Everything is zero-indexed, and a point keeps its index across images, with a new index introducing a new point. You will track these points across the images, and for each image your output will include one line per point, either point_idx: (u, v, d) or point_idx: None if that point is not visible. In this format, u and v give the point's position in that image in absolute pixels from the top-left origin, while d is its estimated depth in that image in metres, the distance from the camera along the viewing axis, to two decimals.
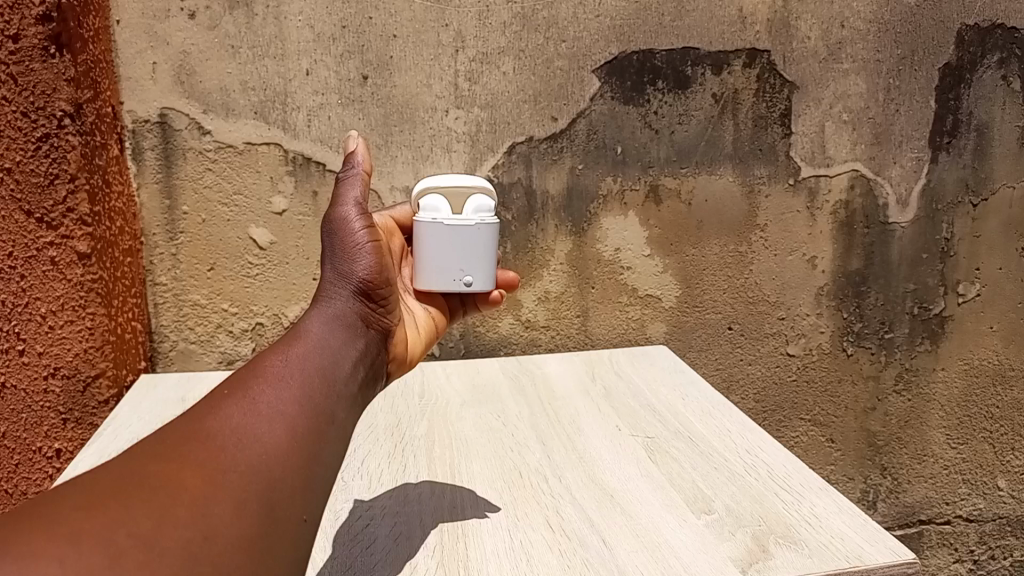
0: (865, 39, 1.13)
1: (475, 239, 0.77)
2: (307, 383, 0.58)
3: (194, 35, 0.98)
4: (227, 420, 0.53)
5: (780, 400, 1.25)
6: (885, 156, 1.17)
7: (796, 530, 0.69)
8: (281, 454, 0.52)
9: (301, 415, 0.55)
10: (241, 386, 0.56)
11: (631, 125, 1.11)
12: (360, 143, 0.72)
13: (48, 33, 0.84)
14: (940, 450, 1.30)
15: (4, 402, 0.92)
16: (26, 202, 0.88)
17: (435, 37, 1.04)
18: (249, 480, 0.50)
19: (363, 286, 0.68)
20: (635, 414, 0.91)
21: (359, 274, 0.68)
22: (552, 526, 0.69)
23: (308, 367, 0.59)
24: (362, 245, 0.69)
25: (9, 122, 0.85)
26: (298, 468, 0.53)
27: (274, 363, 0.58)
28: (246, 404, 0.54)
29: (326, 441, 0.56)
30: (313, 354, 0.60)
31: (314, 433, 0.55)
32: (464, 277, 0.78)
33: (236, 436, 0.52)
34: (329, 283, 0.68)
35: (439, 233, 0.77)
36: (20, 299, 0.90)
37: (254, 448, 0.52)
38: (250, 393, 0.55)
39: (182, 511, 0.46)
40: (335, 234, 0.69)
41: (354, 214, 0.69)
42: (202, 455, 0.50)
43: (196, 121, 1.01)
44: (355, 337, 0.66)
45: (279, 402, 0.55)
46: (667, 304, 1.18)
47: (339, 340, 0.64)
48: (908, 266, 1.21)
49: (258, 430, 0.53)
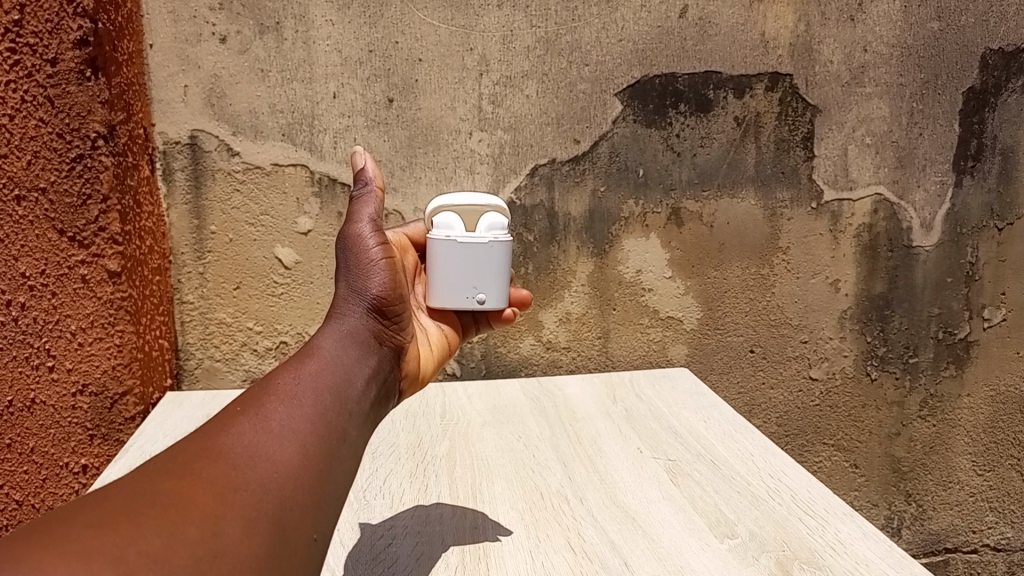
0: (888, 63, 1.13)
1: (488, 256, 0.78)
2: (319, 401, 0.58)
3: (225, 59, 1.00)
4: (238, 437, 0.53)
5: (803, 424, 1.24)
6: (909, 180, 1.16)
7: (821, 556, 0.68)
8: (293, 473, 0.53)
9: (312, 433, 0.56)
10: (253, 402, 0.56)
11: (653, 148, 1.11)
12: (368, 159, 0.73)
13: (84, 57, 0.87)
14: (966, 477, 1.28)
15: (33, 418, 0.94)
16: (59, 221, 0.90)
17: (459, 61, 1.05)
18: (260, 497, 0.50)
19: (375, 304, 0.69)
20: (656, 436, 0.91)
21: (373, 292, 0.69)
22: (574, 548, 0.69)
23: (320, 384, 0.60)
24: (375, 263, 0.70)
25: (44, 144, 0.87)
26: (309, 487, 0.53)
27: (287, 380, 0.59)
28: (259, 421, 0.55)
29: (337, 460, 0.56)
30: (325, 371, 0.61)
31: (325, 451, 0.56)
32: (477, 294, 0.78)
33: (247, 454, 0.52)
34: (343, 301, 0.69)
35: (452, 250, 0.78)
36: (51, 316, 0.92)
37: (266, 466, 0.52)
38: (263, 410, 0.56)
39: (192, 528, 0.46)
40: (348, 251, 0.70)
41: (368, 232, 0.70)
42: (212, 473, 0.50)
43: (225, 142, 1.03)
44: (368, 354, 0.66)
45: (291, 419, 0.56)
46: (689, 327, 1.18)
47: (352, 357, 0.64)
48: (932, 290, 1.21)
49: (270, 447, 0.53)
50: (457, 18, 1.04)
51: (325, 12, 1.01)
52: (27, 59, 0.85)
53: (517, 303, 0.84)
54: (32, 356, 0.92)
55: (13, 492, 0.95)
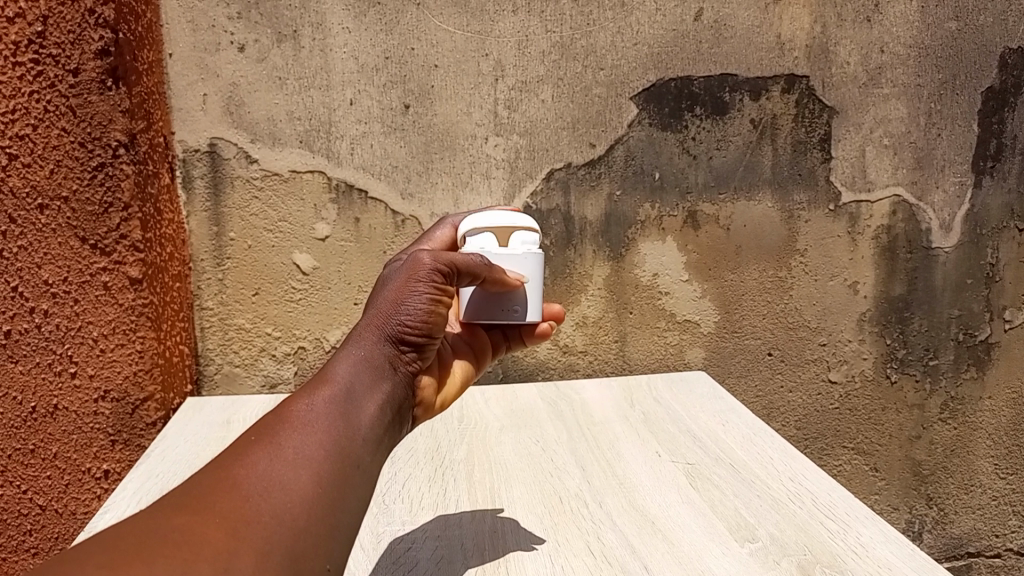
0: (905, 64, 1.12)
1: (522, 268, 0.78)
2: (333, 430, 0.58)
3: (243, 68, 1.01)
4: (252, 467, 0.54)
5: (822, 428, 1.23)
6: (928, 181, 1.16)
7: (843, 560, 0.68)
8: (307, 501, 0.53)
9: (326, 461, 0.56)
10: (267, 431, 0.57)
11: (668, 151, 1.11)
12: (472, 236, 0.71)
13: (105, 67, 0.88)
14: (988, 481, 1.27)
15: (56, 424, 0.95)
16: (80, 229, 0.91)
17: (475, 66, 1.06)
18: (275, 529, 0.51)
19: (402, 331, 0.67)
20: (675, 440, 0.91)
21: (402, 319, 0.66)
22: (594, 552, 0.69)
23: (336, 411, 0.60)
24: (414, 291, 0.67)
25: (67, 152, 0.89)
26: (322, 514, 0.54)
27: (301, 408, 0.59)
28: (273, 450, 0.55)
29: (352, 486, 0.57)
30: (340, 397, 0.61)
31: (339, 478, 0.56)
32: (514, 307, 0.77)
33: (262, 484, 0.53)
34: (370, 321, 0.67)
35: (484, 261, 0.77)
36: (74, 323, 0.93)
37: (280, 496, 0.53)
38: (276, 438, 0.56)
39: (204, 565, 0.47)
40: (398, 279, 0.68)
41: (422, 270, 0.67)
42: (227, 506, 0.51)
43: (243, 150, 1.04)
44: (383, 379, 0.65)
45: (306, 446, 0.56)
46: (706, 330, 1.17)
47: (367, 384, 0.63)
48: (952, 292, 1.20)
49: (283, 477, 0.54)
50: (473, 24, 1.05)
51: (341, 19, 1.02)
52: (50, 68, 0.87)
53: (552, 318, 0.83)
54: (55, 362, 0.93)
55: (36, 497, 0.96)
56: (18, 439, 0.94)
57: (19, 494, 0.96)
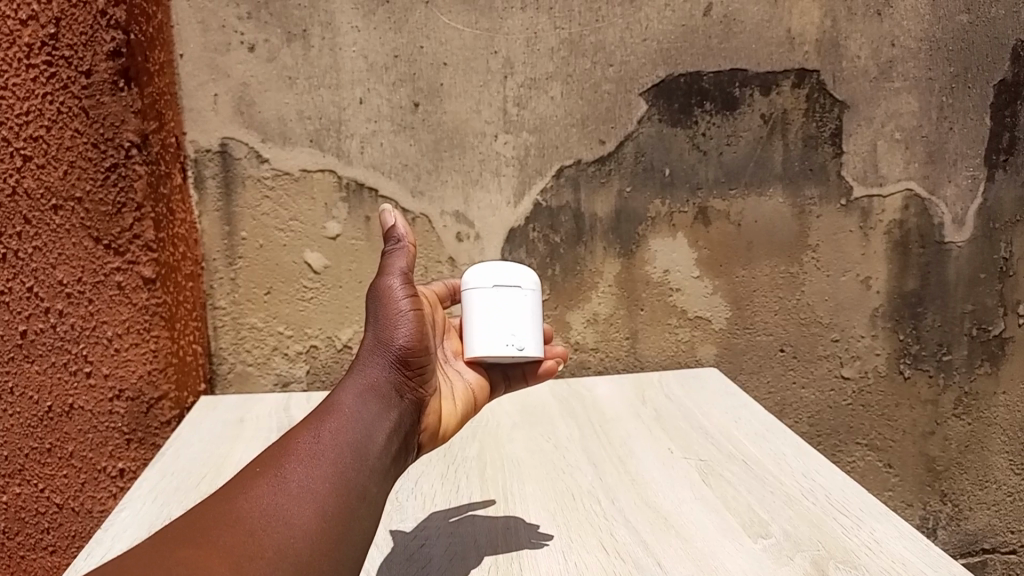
0: (916, 57, 1.12)
1: (522, 306, 0.77)
2: (338, 462, 0.59)
3: (254, 67, 1.02)
4: (257, 501, 0.55)
5: (835, 424, 1.22)
6: (940, 175, 1.15)
7: (857, 555, 0.68)
8: (310, 534, 0.54)
9: (330, 495, 0.57)
10: (274, 463, 0.59)
11: (678, 147, 1.11)
12: (397, 216, 0.71)
13: (117, 68, 0.88)
14: (1003, 476, 1.26)
15: (71, 423, 0.95)
16: (94, 229, 0.91)
17: (484, 64, 1.06)
18: (275, 562, 0.52)
19: (401, 354, 0.66)
20: (686, 436, 0.91)
21: (398, 343, 0.66)
22: (607, 548, 0.69)
23: (342, 442, 0.60)
24: (403, 313, 0.67)
25: (80, 153, 0.89)
26: (326, 547, 0.55)
27: (306, 440, 0.60)
28: (277, 483, 0.57)
29: (357, 517, 0.58)
30: (345, 429, 0.61)
31: (344, 511, 0.57)
32: (517, 343, 0.75)
33: (265, 517, 0.54)
34: (367, 351, 0.67)
35: (491, 299, 0.76)
36: (89, 323, 0.93)
37: (282, 529, 0.54)
38: (282, 472, 0.58)
39: None
40: (375, 306, 0.68)
41: (398, 285, 0.67)
42: (228, 538, 0.52)
43: (254, 150, 1.04)
44: (389, 408, 0.64)
45: (309, 478, 0.57)
46: (717, 326, 1.17)
47: (371, 414, 0.63)
48: (965, 286, 1.19)
49: (286, 509, 0.55)
50: (481, 22, 1.05)
51: (350, 18, 1.02)
52: (64, 70, 0.87)
53: (555, 356, 0.83)
54: (70, 362, 0.94)
55: (53, 495, 0.97)
56: (34, 439, 0.95)
57: (36, 493, 0.96)
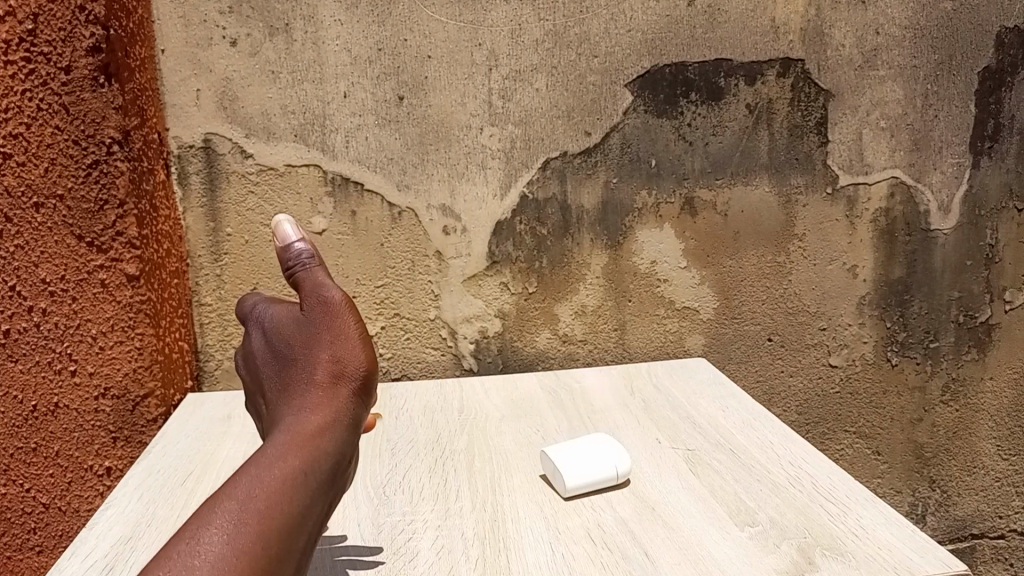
0: (901, 45, 1.12)
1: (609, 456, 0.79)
2: (284, 468, 0.59)
3: (236, 62, 1.01)
4: (199, 536, 0.55)
5: (823, 412, 1.23)
6: (925, 163, 1.16)
7: (843, 542, 0.67)
8: (260, 549, 0.55)
9: (276, 505, 0.57)
10: (213, 494, 0.58)
11: (664, 138, 1.11)
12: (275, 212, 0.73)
13: (98, 64, 0.87)
14: (991, 462, 1.27)
15: (57, 422, 0.95)
16: (77, 227, 0.91)
17: (468, 56, 1.05)
18: None
19: (329, 318, 0.69)
20: (674, 426, 0.91)
21: (326, 308, 0.69)
22: (595, 539, 0.69)
23: (287, 447, 0.61)
24: (318, 277, 0.70)
25: (61, 151, 0.89)
26: (280, 556, 0.56)
27: (248, 460, 0.60)
28: (220, 511, 0.56)
29: (309, 518, 0.59)
30: (295, 424, 0.63)
31: (294, 518, 0.58)
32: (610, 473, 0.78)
33: (210, 547, 0.54)
34: (304, 318, 0.70)
35: (589, 462, 0.78)
36: (72, 321, 0.93)
37: (231, 555, 0.54)
38: (223, 500, 0.57)
39: None
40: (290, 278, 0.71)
41: (302, 250, 0.70)
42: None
43: (238, 145, 1.03)
44: (339, 377, 0.66)
45: (251, 497, 0.57)
46: (705, 316, 1.17)
47: (320, 393, 0.66)
48: (952, 274, 1.19)
49: (231, 532, 0.55)
50: (465, 14, 1.05)
51: (333, 12, 1.02)
52: (42, 67, 0.86)
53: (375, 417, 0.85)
54: (54, 361, 0.93)
55: (40, 495, 0.96)
56: (19, 439, 0.94)
57: (22, 493, 0.96)
